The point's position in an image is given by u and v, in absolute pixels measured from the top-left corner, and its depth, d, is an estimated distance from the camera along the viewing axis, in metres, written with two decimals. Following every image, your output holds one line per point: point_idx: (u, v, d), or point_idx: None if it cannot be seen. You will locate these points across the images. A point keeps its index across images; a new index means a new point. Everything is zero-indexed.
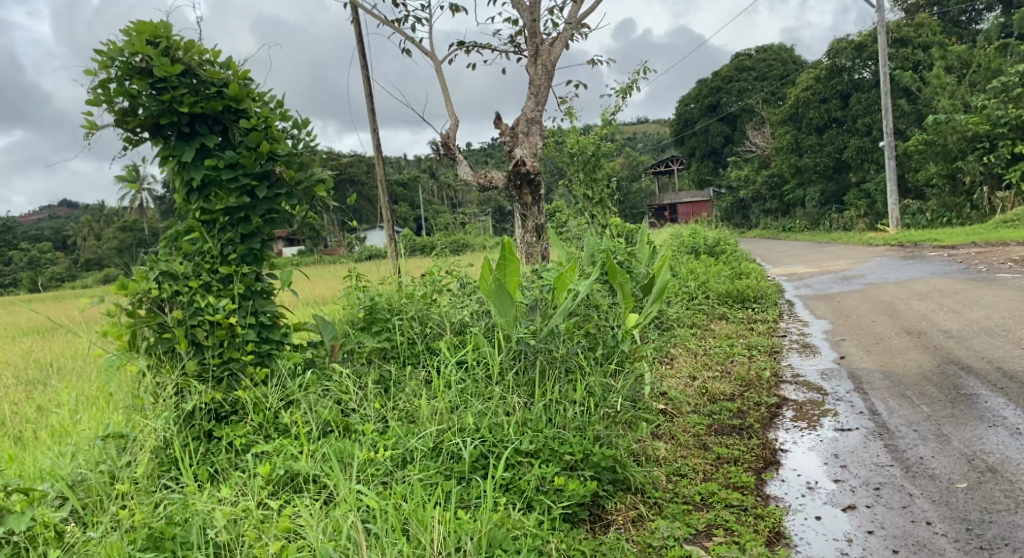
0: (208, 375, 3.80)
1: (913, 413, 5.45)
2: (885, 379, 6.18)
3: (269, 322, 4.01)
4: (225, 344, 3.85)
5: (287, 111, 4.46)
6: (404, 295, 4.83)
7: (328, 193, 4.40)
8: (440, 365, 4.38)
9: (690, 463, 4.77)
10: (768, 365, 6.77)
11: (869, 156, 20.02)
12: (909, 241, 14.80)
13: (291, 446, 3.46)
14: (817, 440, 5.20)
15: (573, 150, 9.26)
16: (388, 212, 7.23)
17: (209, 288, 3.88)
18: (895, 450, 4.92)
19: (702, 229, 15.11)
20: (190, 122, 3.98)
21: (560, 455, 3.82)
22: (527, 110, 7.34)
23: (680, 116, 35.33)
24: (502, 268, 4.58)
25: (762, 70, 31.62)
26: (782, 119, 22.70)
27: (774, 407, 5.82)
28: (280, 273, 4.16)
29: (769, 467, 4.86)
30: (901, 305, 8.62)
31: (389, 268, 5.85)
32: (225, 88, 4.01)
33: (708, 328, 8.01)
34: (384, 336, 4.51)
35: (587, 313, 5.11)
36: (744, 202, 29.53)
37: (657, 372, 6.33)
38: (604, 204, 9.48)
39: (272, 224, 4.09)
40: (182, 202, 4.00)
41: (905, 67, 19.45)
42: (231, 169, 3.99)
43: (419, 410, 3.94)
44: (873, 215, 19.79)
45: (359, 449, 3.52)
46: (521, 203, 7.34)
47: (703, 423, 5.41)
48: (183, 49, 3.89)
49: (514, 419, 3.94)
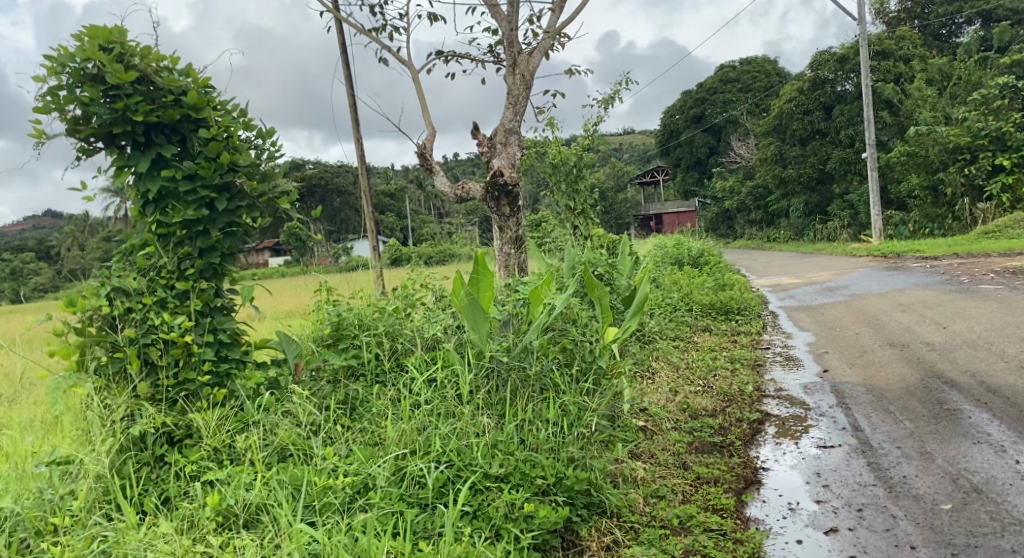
0: (162, 398, 3.63)
1: (896, 429, 5.34)
2: (868, 394, 6.07)
3: (229, 340, 3.84)
4: (181, 364, 3.69)
5: (251, 120, 4.30)
6: (373, 309, 4.65)
7: (292, 205, 4.24)
8: (409, 384, 4.22)
9: (669, 484, 4.63)
10: (751, 380, 6.63)
11: (852, 168, 20.05)
12: (893, 252, 14.78)
13: (244, 475, 3.29)
14: (799, 458, 5.07)
15: (555, 160, 9.14)
16: (372, 224, 7.08)
17: (164, 305, 3.71)
18: (878, 469, 4.79)
19: (686, 240, 15.02)
20: (146, 131, 3.81)
21: (531, 479, 3.67)
22: (506, 120, 7.22)
23: (666, 127, 35.42)
24: (475, 283, 4.55)
25: (746, 82, 31.73)
26: (766, 130, 22.74)
27: (756, 423, 5.69)
28: (242, 288, 4.00)
29: (750, 487, 4.72)
30: (884, 317, 8.54)
31: (361, 280, 5.67)
32: (183, 95, 3.85)
33: (691, 340, 7.88)
34: (352, 354, 4.34)
35: (564, 328, 4.95)
36: (730, 212, 29.53)
37: (638, 387, 6.18)
38: (586, 215, 9.40)
39: (232, 237, 3.93)
40: (137, 214, 3.84)
41: (887, 79, 19.52)
42: (189, 180, 3.82)
43: (385, 433, 3.79)
44: (857, 226, 19.79)
45: (318, 476, 3.35)
46: (498, 214, 7.13)
47: (683, 440, 5.26)
48: (139, 56, 3.73)
49: (483, 440, 3.78)
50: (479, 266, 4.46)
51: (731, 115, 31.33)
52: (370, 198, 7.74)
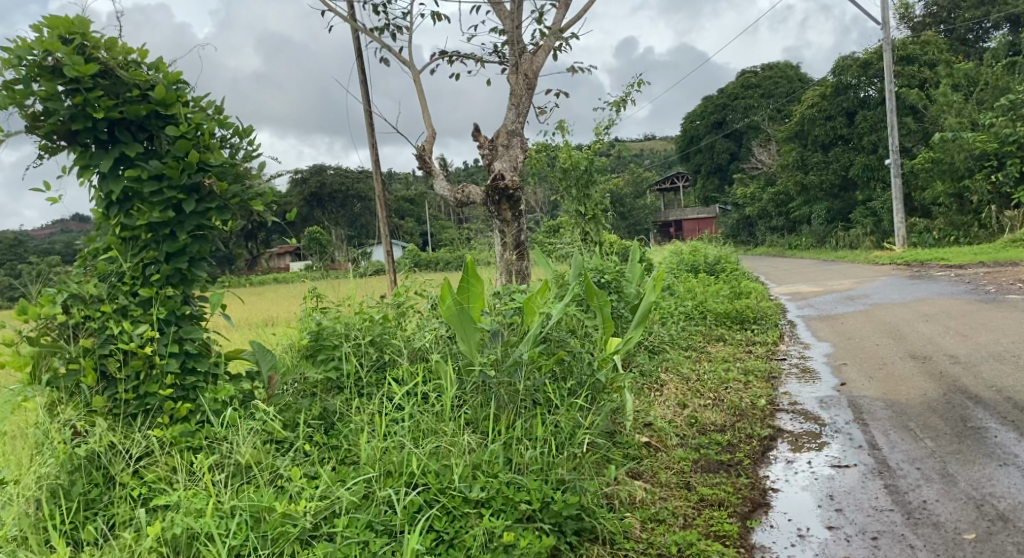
0: (119, 412, 3.41)
1: (916, 448, 5.01)
2: (887, 409, 5.73)
3: (196, 351, 3.61)
4: (142, 376, 3.47)
5: (227, 118, 4.08)
6: (360, 318, 4.39)
7: (267, 207, 4.01)
8: (389, 400, 3.97)
9: (671, 506, 4.34)
10: (764, 393, 6.32)
11: (876, 174, 19.58)
12: (916, 260, 14.34)
13: (196, 501, 3.05)
14: (812, 478, 4.76)
15: (566, 165, 8.90)
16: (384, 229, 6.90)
17: (125, 314, 3.50)
18: (896, 493, 4.47)
19: (704, 247, 14.70)
20: (109, 128, 3.61)
21: (515, 504, 3.40)
22: (509, 121, 7.02)
23: (686, 133, 35.02)
24: (464, 293, 4.30)
25: (768, 88, 31.33)
26: (788, 136, 22.36)
27: (768, 440, 5.38)
28: (212, 295, 3.76)
29: (757, 510, 4.41)
30: (906, 327, 8.17)
31: (351, 285, 5.33)
32: (150, 91, 3.64)
33: (704, 351, 7.55)
34: (332, 366, 4.07)
35: (561, 338, 4.68)
36: (750, 219, 29.03)
37: (645, 400, 5.85)
38: (598, 220, 9.12)
39: (201, 241, 3.70)
40: (100, 215, 3.62)
41: (911, 84, 19.10)
42: (155, 180, 3.60)
43: (359, 453, 3.55)
44: (880, 233, 19.25)
45: (280, 501, 3.11)
46: (500, 219, 6.89)
47: (688, 458, 4.94)
48: (101, 48, 3.53)
49: (463, 461, 3.53)
50: (468, 274, 4.18)
51: (752, 120, 30.91)
52: (381, 203, 7.58)
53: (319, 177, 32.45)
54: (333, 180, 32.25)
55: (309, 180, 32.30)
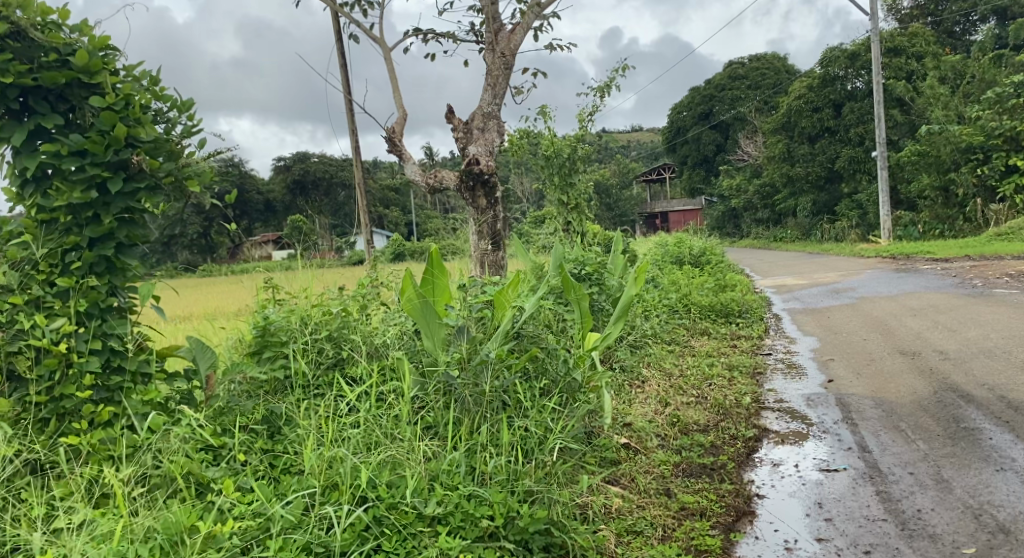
0: (30, 417, 3.06)
1: (908, 451, 4.70)
2: (877, 408, 5.43)
3: (122, 348, 3.25)
4: (58, 376, 3.12)
5: (164, 90, 3.72)
6: (319, 311, 4.03)
7: (206, 189, 3.65)
8: (340, 403, 3.60)
9: (649, 516, 4.01)
10: (749, 389, 6.01)
11: (862, 167, 19.33)
12: (902, 253, 14.14)
13: (105, 522, 2.73)
14: (799, 483, 4.45)
15: (547, 152, 8.53)
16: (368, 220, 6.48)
17: (39, 306, 3.18)
18: (889, 500, 4.17)
19: (689, 238, 14.41)
20: (23, 97, 3.24)
21: (475, 520, 3.05)
22: (484, 103, 6.63)
23: (672, 124, 34.68)
24: (426, 283, 3.92)
25: (756, 79, 31.20)
26: (774, 127, 22.06)
27: (752, 441, 5.06)
28: (143, 286, 3.40)
29: (741, 520, 4.09)
30: (894, 321, 7.90)
31: (308, 275, 4.84)
32: (71, 56, 3.29)
33: (687, 345, 7.24)
34: (278, 365, 3.70)
35: (535, 334, 4.33)
36: (736, 211, 28.77)
37: (624, 399, 5.53)
38: (580, 209, 8.79)
39: (130, 225, 3.34)
40: (14, 195, 3.27)
41: (898, 76, 18.85)
42: (77, 157, 3.25)
43: (303, 462, 3.19)
44: (866, 226, 19.01)
45: (204, 520, 2.76)
46: (474, 206, 6.47)
47: (669, 462, 4.61)
48: (13, 6, 3.16)
49: (419, 471, 3.17)
50: (431, 261, 3.88)
51: (739, 112, 30.64)
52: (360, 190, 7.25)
53: (301, 164, 31.96)
54: (315, 167, 31.77)
55: (293, 167, 31.81)
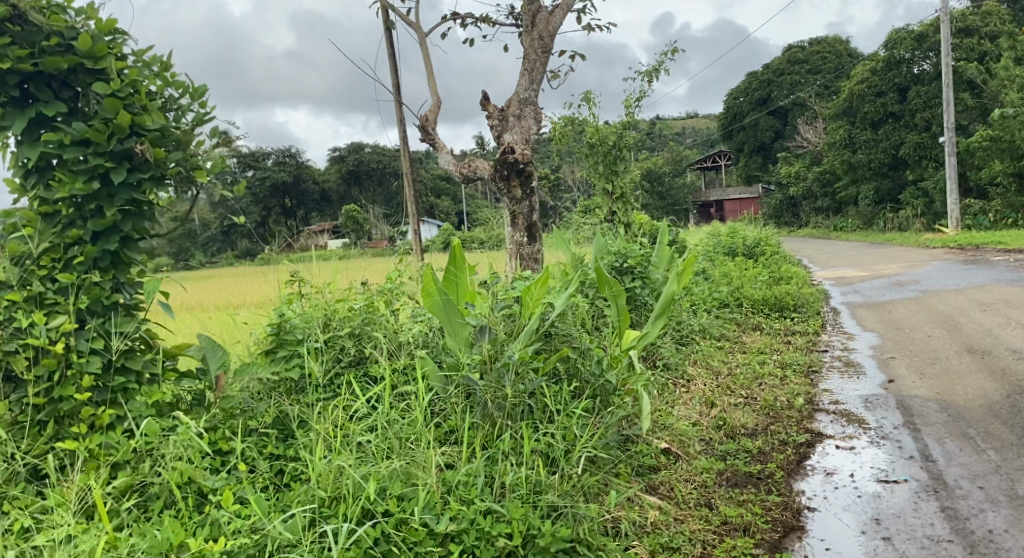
0: (27, 420, 2.93)
1: (978, 462, 4.32)
2: (941, 413, 5.03)
3: (127, 347, 3.11)
4: (57, 378, 2.98)
5: (175, 77, 3.57)
6: (340, 307, 3.85)
7: (216, 179, 3.47)
8: (355, 405, 3.40)
9: (687, 530, 3.73)
10: (802, 390, 5.64)
11: (928, 153, 18.42)
12: (970, 243, 13.43)
13: (88, 540, 2.62)
14: (854, 496, 4.10)
15: (592, 140, 8.21)
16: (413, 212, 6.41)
17: (39, 302, 3.04)
18: (955, 518, 3.81)
19: (744, 228, 13.93)
20: (25, 83, 3.10)
21: (491, 539, 2.83)
22: (520, 88, 6.37)
23: (729, 110, 33.82)
24: (451, 279, 3.61)
25: (816, 63, 30.32)
26: (835, 113, 21.27)
27: (804, 447, 4.71)
28: (148, 283, 3.24)
29: (788, 536, 3.78)
30: (961, 317, 7.40)
31: (332, 268, 4.66)
32: (74, 40, 3.13)
33: (737, 341, 6.88)
34: (293, 364, 3.52)
35: (567, 332, 4.08)
36: (794, 200, 27.89)
37: (667, 399, 5.23)
38: (627, 200, 8.36)
39: (135, 218, 3.18)
40: (17, 187, 3.13)
41: (969, 58, 17.95)
42: (79, 146, 3.10)
43: (310, 471, 2.99)
44: (931, 215, 18.17)
45: (194, 537, 2.62)
46: (509, 197, 6.20)
47: (712, 469, 4.29)
48: None
49: (433, 483, 2.95)
50: (454, 257, 3.56)
51: (798, 97, 29.72)
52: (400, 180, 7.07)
53: (356, 154, 32.12)
54: (370, 157, 31.88)
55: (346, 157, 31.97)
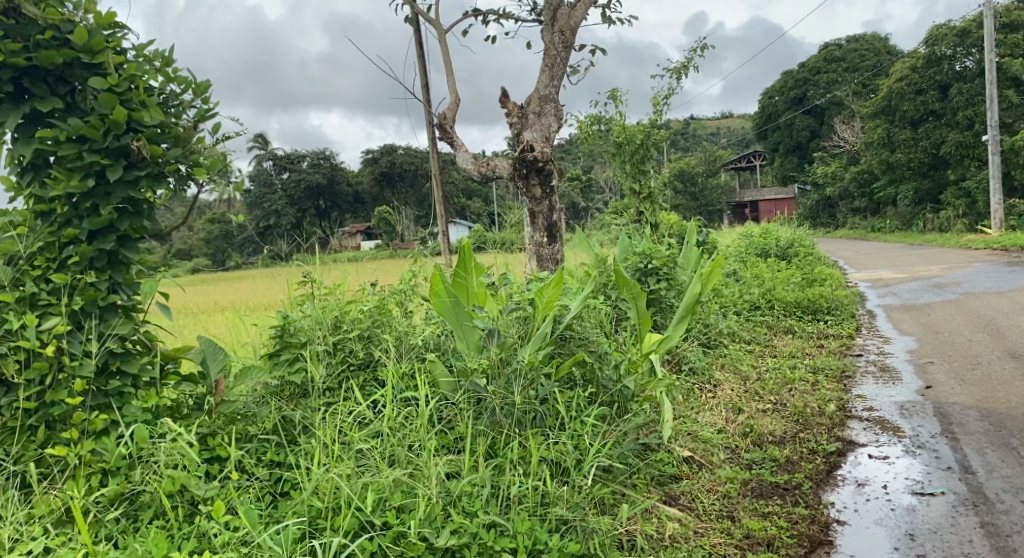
0: (17, 424, 2.86)
1: (1020, 474, 4.07)
2: (982, 421, 4.78)
3: (122, 350, 3.02)
4: (49, 381, 2.91)
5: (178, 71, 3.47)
6: (347, 308, 3.73)
7: (217, 176, 3.36)
8: (358, 411, 3.27)
9: (708, 544, 3.54)
10: (834, 396, 5.41)
11: (971, 152, 17.79)
12: (1015, 245, 12.95)
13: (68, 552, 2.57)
14: (886, 509, 3.89)
15: (619, 138, 8.00)
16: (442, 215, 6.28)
17: (34, 303, 2.96)
18: (995, 535, 3.58)
19: (778, 229, 13.61)
20: (21, 78, 3.02)
21: (494, 554, 2.70)
22: (542, 85, 6.20)
23: (764, 109, 33.31)
24: (461, 282, 3.51)
25: (854, 61, 29.71)
26: (873, 112, 20.78)
27: (834, 456, 4.49)
28: (146, 284, 3.14)
29: (816, 551, 3.58)
30: (1004, 321, 7.08)
31: (343, 269, 4.53)
32: (71, 34, 3.05)
33: (768, 345, 6.65)
34: (296, 368, 3.39)
35: (583, 335, 3.91)
36: (832, 201, 27.33)
37: (693, 405, 5.03)
38: (655, 200, 8.13)
39: (132, 216, 3.09)
40: (14, 185, 3.06)
41: (1014, 53, 17.40)
42: (75, 143, 3.01)
43: (308, 480, 2.87)
44: (974, 216, 17.62)
45: (177, 551, 2.55)
46: (529, 196, 6.04)
47: (735, 478, 4.10)
48: None
49: (435, 494, 2.82)
50: (462, 261, 3.45)
51: (834, 96, 29.15)
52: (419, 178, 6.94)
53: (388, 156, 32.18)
54: (402, 158, 31.90)
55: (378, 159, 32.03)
